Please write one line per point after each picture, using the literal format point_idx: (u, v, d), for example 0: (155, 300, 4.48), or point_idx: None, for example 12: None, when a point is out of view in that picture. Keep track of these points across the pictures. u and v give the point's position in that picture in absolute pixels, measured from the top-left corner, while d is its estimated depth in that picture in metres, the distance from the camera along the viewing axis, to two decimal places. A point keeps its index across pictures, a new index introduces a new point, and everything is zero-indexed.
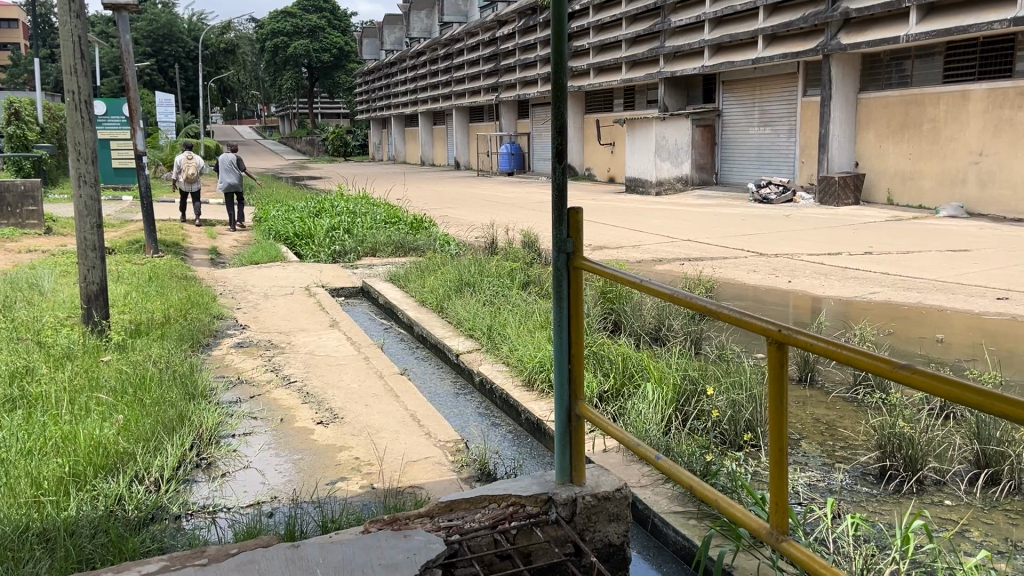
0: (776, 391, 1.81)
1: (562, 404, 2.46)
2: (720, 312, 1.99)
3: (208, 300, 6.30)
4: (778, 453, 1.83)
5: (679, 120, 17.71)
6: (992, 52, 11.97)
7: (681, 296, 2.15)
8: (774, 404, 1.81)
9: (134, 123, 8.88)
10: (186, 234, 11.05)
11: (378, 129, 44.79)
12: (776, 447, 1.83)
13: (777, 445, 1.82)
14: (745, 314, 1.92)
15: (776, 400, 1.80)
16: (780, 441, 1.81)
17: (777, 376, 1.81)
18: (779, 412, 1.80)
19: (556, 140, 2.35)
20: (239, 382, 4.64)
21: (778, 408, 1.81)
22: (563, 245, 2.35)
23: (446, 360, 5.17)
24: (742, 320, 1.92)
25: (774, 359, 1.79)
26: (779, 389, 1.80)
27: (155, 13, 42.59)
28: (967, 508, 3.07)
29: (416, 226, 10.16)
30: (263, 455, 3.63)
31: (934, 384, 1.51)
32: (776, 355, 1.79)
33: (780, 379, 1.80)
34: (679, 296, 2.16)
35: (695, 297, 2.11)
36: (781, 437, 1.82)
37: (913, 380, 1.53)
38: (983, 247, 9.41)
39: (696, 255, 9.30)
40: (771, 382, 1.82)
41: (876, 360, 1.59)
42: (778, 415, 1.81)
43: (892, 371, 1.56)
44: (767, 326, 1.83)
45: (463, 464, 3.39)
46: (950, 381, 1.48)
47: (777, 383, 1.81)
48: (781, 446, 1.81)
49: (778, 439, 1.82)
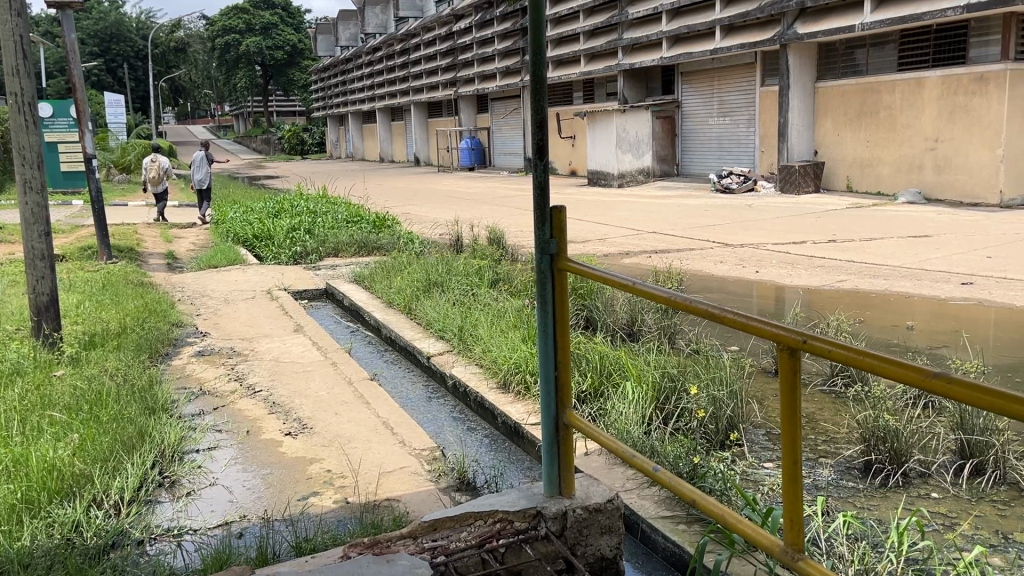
0: (789, 400, 1.70)
1: (549, 414, 2.36)
2: (719, 315, 1.88)
3: (165, 307, 6.08)
4: (792, 465, 1.74)
5: (639, 112, 17.85)
6: (945, 40, 12.09)
7: (675, 297, 2.03)
8: (787, 415, 1.71)
9: (82, 125, 8.58)
10: (140, 238, 10.76)
11: (336, 127, 44.28)
12: (790, 459, 1.73)
13: (790, 455, 1.73)
14: (747, 317, 1.81)
15: (789, 410, 1.70)
16: (793, 452, 1.72)
17: (789, 384, 1.70)
18: (792, 423, 1.70)
19: (536, 134, 2.23)
20: (202, 393, 4.46)
21: (792, 419, 1.70)
22: (546, 246, 2.24)
23: (417, 362, 5.04)
24: (747, 324, 1.81)
25: (787, 366, 1.69)
26: (791, 399, 1.70)
27: (101, 13, 41.57)
28: (955, 500, 3.02)
29: (379, 225, 9.98)
30: (230, 471, 3.47)
31: (964, 393, 1.39)
32: (789, 362, 1.69)
33: (793, 389, 1.70)
34: (671, 298, 2.05)
35: (690, 299, 2.00)
36: (794, 448, 1.72)
37: (948, 391, 1.41)
38: (943, 232, 9.50)
39: (662, 247, 9.27)
40: (784, 392, 1.71)
41: (907, 369, 1.48)
42: (790, 425, 1.71)
43: (921, 380, 1.45)
44: (778, 331, 1.73)
45: (440, 474, 3.27)
46: (986, 390, 1.37)
47: (790, 393, 1.70)
48: (794, 458, 1.72)
49: (791, 452, 1.72)
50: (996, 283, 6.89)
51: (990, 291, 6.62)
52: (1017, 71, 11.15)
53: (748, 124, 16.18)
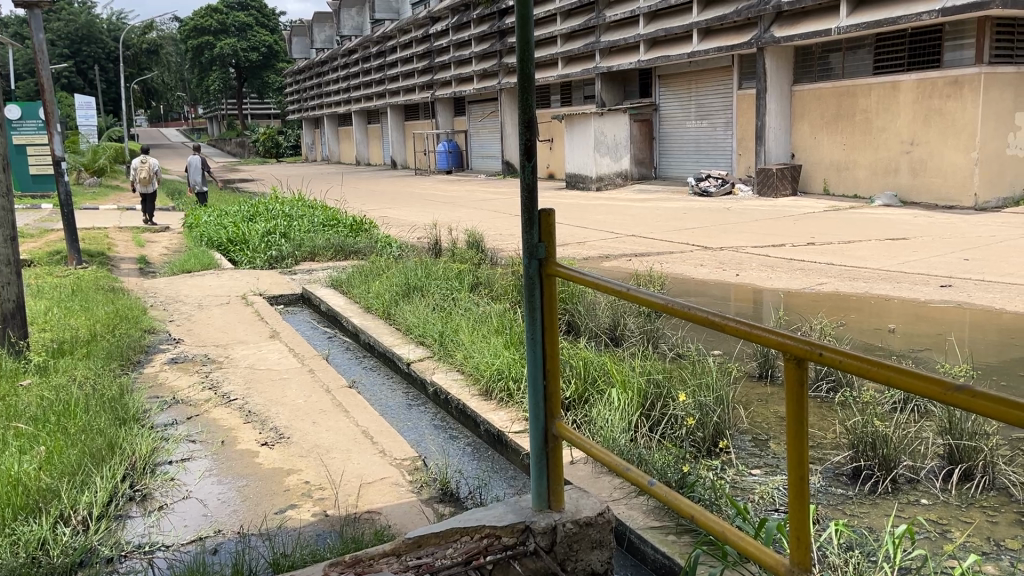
0: (795, 412, 1.63)
1: (537, 425, 2.29)
2: (718, 322, 1.80)
3: (137, 313, 5.93)
4: (798, 480, 1.67)
5: (616, 115, 17.85)
6: (920, 43, 12.17)
7: (671, 304, 1.95)
8: (793, 428, 1.64)
9: (50, 127, 8.39)
10: (111, 242, 10.56)
11: (311, 129, 44.00)
12: (795, 473, 1.66)
13: (797, 470, 1.65)
14: (751, 325, 1.74)
15: (796, 421, 1.63)
16: (800, 466, 1.65)
17: (796, 396, 1.62)
18: (797, 435, 1.63)
19: (524, 135, 2.17)
20: (175, 402, 4.33)
21: (798, 431, 1.63)
22: (535, 250, 2.16)
23: (396, 369, 4.94)
24: (749, 333, 1.73)
25: (794, 377, 1.62)
26: (798, 410, 1.62)
27: (72, 14, 40.96)
28: (945, 507, 2.99)
29: (355, 228, 9.87)
30: (204, 483, 3.36)
31: (985, 406, 1.31)
32: (795, 372, 1.62)
33: (800, 400, 1.62)
34: (667, 304, 1.97)
35: (689, 306, 1.92)
36: (801, 463, 1.65)
37: (969, 405, 1.33)
38: (920, 235, 9.56)
39: (642, 250, 9.24)
40: (789, 403, 1.64)
41: (927, 382, 1.39)
42: (797, 437, 1.64)
43: (943, 394, 1.37)
44: (783, 340, 1.65)
45: (422, 485, 3.18)
46: (1012, 403, 1.29)
47: (796, 405, 1.63)
48: (801, 474, 1.65)
49: (798, 466, 1.65)
50: (975, 286, 6.92)
51: (969, 294, 6.64)
52: (991, 74, 11.24)
53: (725, 127, 16.23)
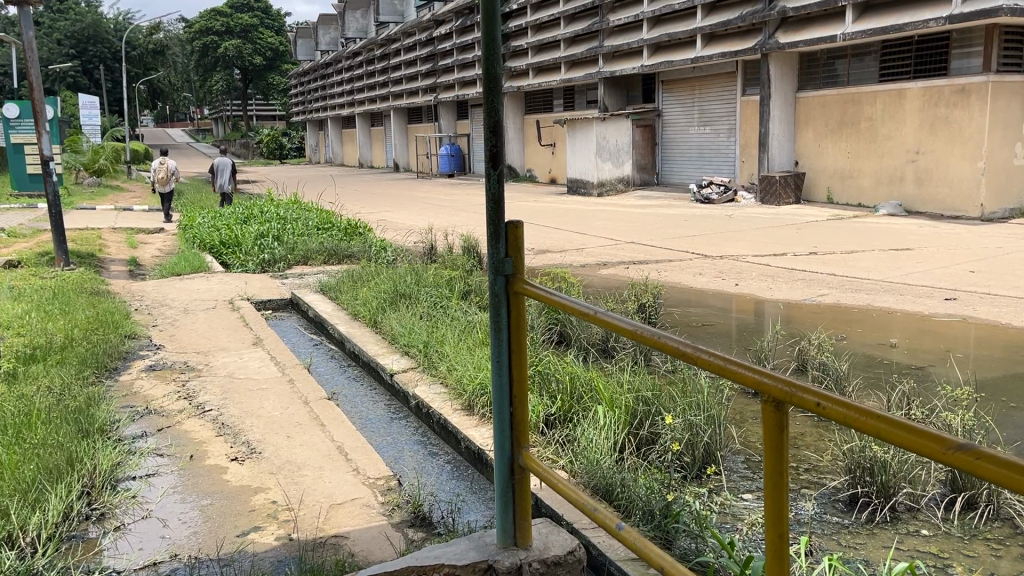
0: (773, 459, 1.47)
1: (503, 454, 2.14)
2: (693, 354, 1.64)
3: (118, 318, 5.76)
4: (777, 532, 1.50)
5: (619, 120, 17.61)
6: (926, 51, 11.99)
7: (643, 332, 1.80)
8: (771, 474, 1.48)
9: (38, 127, 8.23)
10: (103, 243, 10.41)
11: (315, 132, 43.95)
12: (775, 524, 1.49)
13: (776, 523, 1.49)
14: (727, 360, 1.57)
15: (774, 471, 1.47)
16: (778, 522, 1.49)
17: (774, 443, 1.46)
18: (776, 485, 1.47)
19: (489, 141, 2.02)
20: (146, 412, 4.17)
21: (777, 482, 1.47)
22: (501, 265, 2.03)
23: (379, 380, 4.77)
24: (724, 367, 1.57)
25: (772, 421, 1.46)
26: (777, 459, 1.46)
27: (78, 14, 40.81)
28: (945, 538, 2.82)
29: (350, 232, 9.71)
30: (167, 501, 3.19)
31: (988, 469, 1.13)
32: (773, 415, 1.46)
33: (779, 446, 1.46)
34: (639, 332, 1.82)
35: (660, 334, 1.77)
36: (781, 518, 1.49)
37: (971, 467, 1.15)
38: (925, 246, 9.37)
39: (641, 258, 9.05)
40: (768, 450, 1.48)
41: (925, 438, 1.21)
42: (775, 488, 1.48)
43: (940, 453, 1.19)
44: (762, 378, 1.49)
45: (394, 507, 3.02)
46: (1023, 469, 1.10)
47: (775, 451, 1.46)
48: (779, 530, 1.49)
49: (776, 519, 1.49)
50: (980, 299, 6.74)
51: (975, 307, 6.46)
52: (998, 83, 11.06)
53: (728, 134, 16.07)
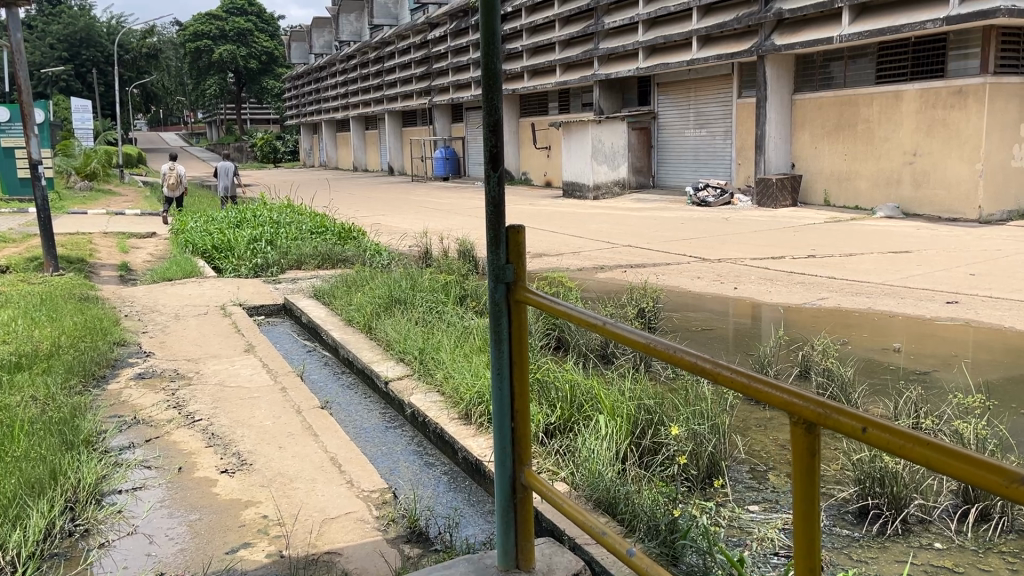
0: (803, 484, 1.36)
1: (504, 472, 2.04)
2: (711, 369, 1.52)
3: (107, 324, 5.65)
4: (807, 563, 1.39)
5: (614, 122, 17.54)
6: (923, 53, 11.94)
7: (655, 344, 1.68)
8: (802, 501, 1.37)
9: (27, 130, 8.12)
10: (95, 248, 10.29)
11: (309, 135, 43.83)
12: (806, 555, 1.39)
13: (808, 553, 1.38)
14: (750, 376, 1.46)
15: (805, 500, 1.36)
16: (809, 554, 1.38)
17: (804, 467, 1.36)
18: (808, 514, 1.37)
19: (489, 141, 1.92)
20: (134, 422, 4.05)
21: (809, 511, 1.36)
22: (501, 273, 1.93)
23: (374, 388, 4.67)
24: (744, 383, 1.45)
25: (802, 446, 1.35)
26: (810, 486, 1.36)
27: (71, 18, 40.49)
28: (960, 552, 2.73)
29: (344, 236, 9.62)
30: (154, 516, 3.07)
31: None
32: (804, 438, 1.35)
33: (811, 472, 1.35)
34: (651, 344, 1.69)
35: (676, 348, 1.64)
36: (811, 547, 1.38)
37: None
38: (924, 249, 9.31)
39: (639, 262, 8.96)
40: (798, 476, 1.37)
41: (980, 469, 1.09)
42: (806, 517, 1.38)
43: (997, 485, 1.06)
44: (791, 398, 1.37)
45: (389, 522, 2.92)
46: None
47: (806, 477, 1.35)
48: (811, 563, 1.39)
49: (807, 549, 1.38)
50: (982, 302, 6.66)
51: (978, 311, 6.39)
52: (996, 84, 11.00)
53: (724, 137, 16.00)
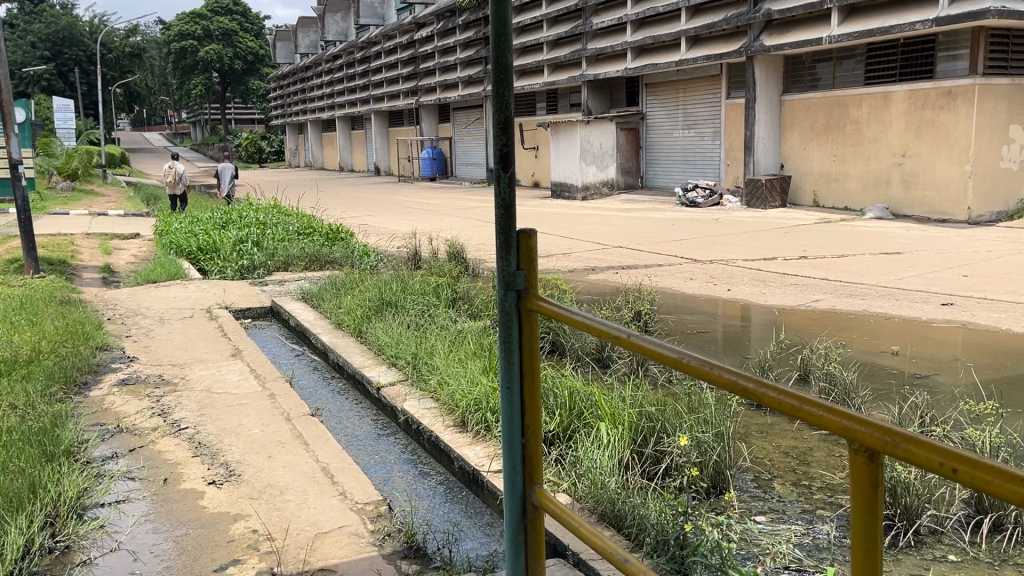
0: (863, 518, 1.22)
1: (514, 492, 1.94)
2: (748, 387, 1.38)
3: (89, 329, 5.49)
4: None
5: (603, 122, 17.49)
6: (913, 54, 11.92)
7: (687, 360, 1.52)
8: (860, 536, 1.23)
9: (6, 129, 7.91)
10: (76, 250, 10.08)
11: (295, 135, 43.55)
12: None
13: None
14: (796, 395, 1.32)
15: (865, 534, 1.22)
16: None
17: (864, 499, 1.22)
18: (867, 549, 1.22)
19: (499, 138, 1.82)
20: (118, 431, 3.91)
21: (868, 547, 1.22)
22: (512, 279, 1.84)
23: (366, 394, 4.55)
24: (789, 403, 1.31)
25: (862, 475, 1.21)
26: (870, 519, 1.21)
27: (52, 17, 39.86)
28: (975, 565, 2.65)
29: (331, 237, 9.48)
30: (138, 531, 2.94)
31: None
32: (866, 469, 1.20)
33: (871, 505, 1.21)
34: (680, 360, 1.54)
35: (711, 363, 1.48)
36: None
37: None
38: (915, 250, 9.28)
39: (630, 263, 8.88)
40: (857, 507, 1.23)
41: None
42: (866, 553, 1.23)
43: None
44: (848, 422, 1.22)
45: (385, 537, 2.81)
46: None
47: (866, 510, 1.22)
48: None
49: None
50: (978, 304, 6.62)
51: (974, 313, 6.34)
52: (985, 86, 11.00)
53: (713, 137, 15.97)
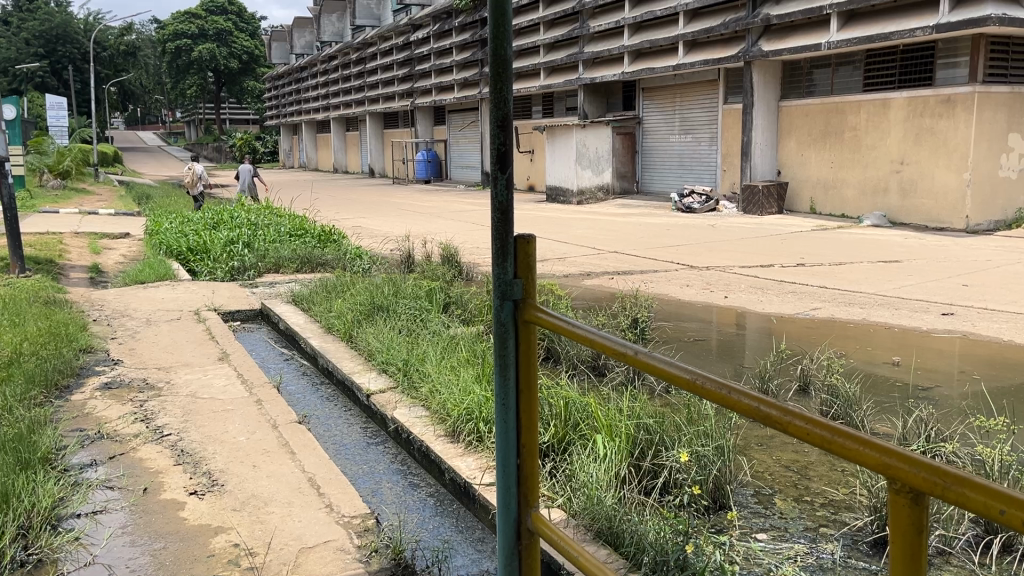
0: (903, 561, 1.12)
1: (508, 516, 1.83)
2: (769, 413, 1.29)
3: (73, 330, 5.35)
4: None
5: (599, 127, 17.42)
6: (912, 60, 11.87)
7: (703, 382, 1.42)
8: None
9: None
10: (64, 249, 9.93)
11: (289, 136, 43.43)
12: None
13: None
14: (825, 424, 1.22)
15: None
16: None
17: (904, 542, 1.12)
18: None
19: (497, 137, 1.72)
20: (97, 437, 3.79)
21: None
22: (509, 288, 1.73)
23: (355, 400, 4.43)
24: (818, 434, 1.21)
25: (902, 516, 1.11)
26: (909, 564, 1.11)
27: (47, 14, 39.57)
28: None
29: (324, 239, 9.37)
30: (114, 543, 2.82)
31: None
32: (909, 510, 1.10)
33: (914, 549, 1.11)
34: (695, 381, 1.44)
35: (728, 386, 1.39)
36: None
37: None
38: (913, 258, 9.21)
39: (625, 269, 8.78)
40: (895, 550, 1.13)
41: None
42: None
43: None
44: (887, 457, 1.12)
45: (372, 553, 2.69)
46: None
47: (905, 552, 1.12)
48: None
49: None
50: (977, 314, 6.54)
51: (974, 322, 6.26)
52: (984, 93, 10.95)
53: (709, 142, 15.90)
